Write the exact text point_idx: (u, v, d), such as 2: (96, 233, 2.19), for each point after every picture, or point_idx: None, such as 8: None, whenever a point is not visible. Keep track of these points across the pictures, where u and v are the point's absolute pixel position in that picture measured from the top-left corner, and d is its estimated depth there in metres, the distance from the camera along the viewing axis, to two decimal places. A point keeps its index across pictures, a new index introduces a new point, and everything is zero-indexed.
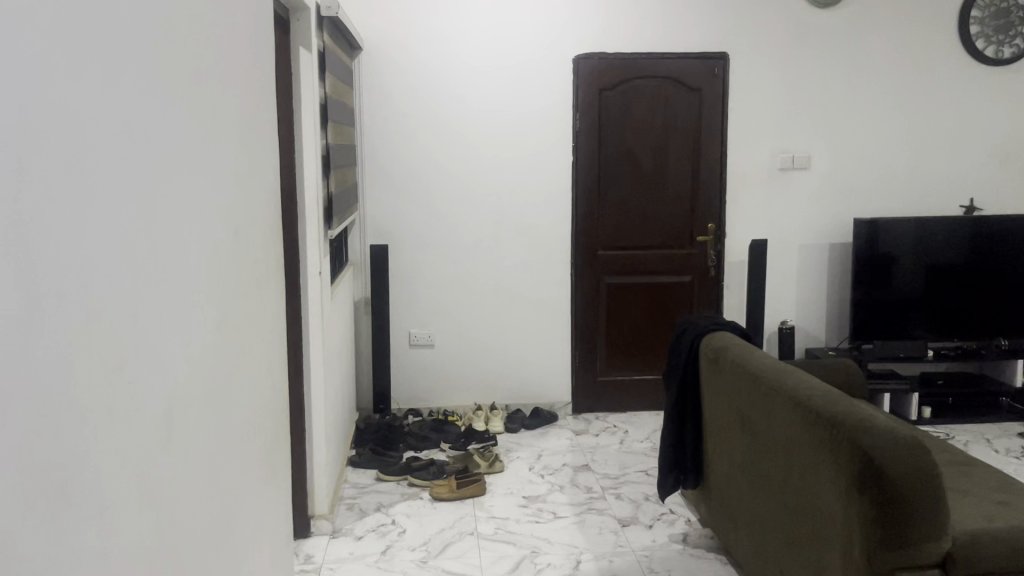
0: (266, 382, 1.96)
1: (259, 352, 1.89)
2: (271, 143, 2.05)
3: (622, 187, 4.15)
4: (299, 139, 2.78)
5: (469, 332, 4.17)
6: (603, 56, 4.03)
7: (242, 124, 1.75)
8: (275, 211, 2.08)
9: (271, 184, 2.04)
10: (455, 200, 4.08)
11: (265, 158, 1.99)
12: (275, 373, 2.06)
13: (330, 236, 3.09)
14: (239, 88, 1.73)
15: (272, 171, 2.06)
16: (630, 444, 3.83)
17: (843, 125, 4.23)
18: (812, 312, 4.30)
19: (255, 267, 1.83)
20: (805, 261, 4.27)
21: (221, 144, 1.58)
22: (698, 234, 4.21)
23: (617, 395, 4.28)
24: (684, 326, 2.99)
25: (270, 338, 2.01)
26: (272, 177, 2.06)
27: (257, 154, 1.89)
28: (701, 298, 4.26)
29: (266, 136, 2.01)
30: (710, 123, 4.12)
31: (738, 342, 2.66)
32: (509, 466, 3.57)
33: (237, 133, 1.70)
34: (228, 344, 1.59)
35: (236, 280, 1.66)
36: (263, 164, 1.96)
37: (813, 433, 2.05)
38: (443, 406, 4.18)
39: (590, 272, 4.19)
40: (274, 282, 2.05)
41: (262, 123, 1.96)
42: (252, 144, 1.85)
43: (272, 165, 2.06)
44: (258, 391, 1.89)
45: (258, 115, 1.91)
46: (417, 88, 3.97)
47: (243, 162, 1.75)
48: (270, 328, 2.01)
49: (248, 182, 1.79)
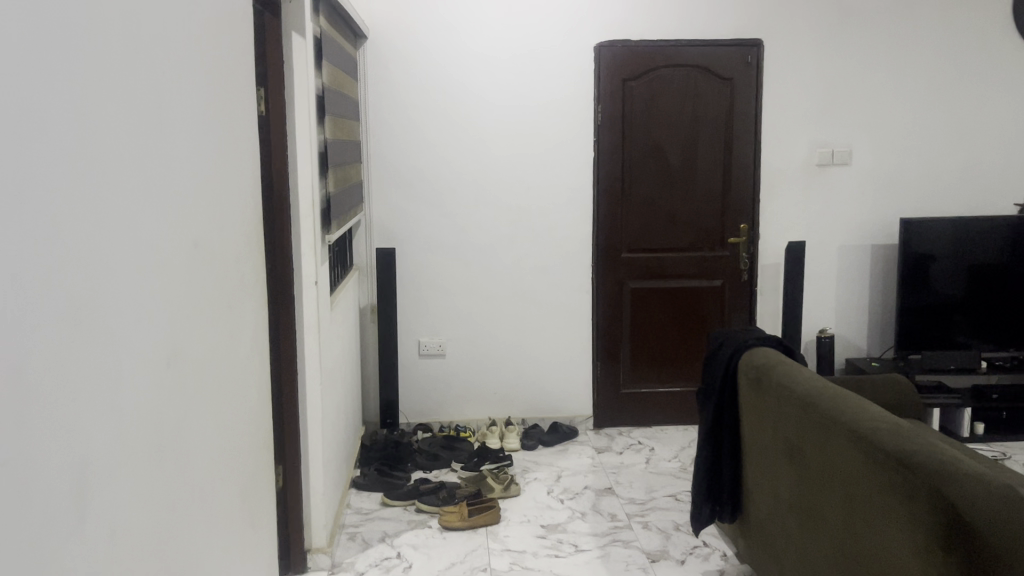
0: (242, 417, 1.69)
1: (233, 385, 1.61)
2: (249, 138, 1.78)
3: (648, 185, 3.85)
4: (293, 135, 2.50)
5: (482, 341, 3.89)
6: (627, 44, 3.73)
7: (209, 114, 1.47)
8: (255, 217, 1.81)
9: (250, 185, 1.76)
10: (468, 199, 3.79)
11: (242, 155, 1.71)
12: (254, 404, 1.79)
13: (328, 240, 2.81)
14: (206, 72, 1.45)
15: (251, 171, 1.78)
16: (657, 463, 3.53)
17: (887, 117, 3.90)
18: (853, 319, 3.98)
19: (225, 282, 1.55)
20: (845, 263, 3.95)
21: (180, 138, 1.30)
22: (729, 235, 3.90)
23: (641, 408, 3.98)
24: (720, 341, 2.69)
25: (248, 364, 1.74)
26: (251, 177, 1.78)
27: (229, 151, 1.61)
28: (733, 305, 3.95)
29: (244, 129, 1.73)
30: (742, 115, 3.82)
31: (784, 361, 2.36)
32: (526, 488, 3.30)
33: (201, 126, 1.42)
34: (188, 381, 1.31)
35: (198, 300, 1.38)
36: (239, 163, 1.68)
37: (884, 476, 1.75)
38: (455, 421, 3.91)
39: (613, 276, 3.90)
40: (253, 301, 1.78)
41: (237, 115, 1.68)
42: (224, 138, 1.58)
43: (251, 163, 1.78)
44: (233, 431, 1.61)
45: (232, 104, 1.64)
46: (426, 79, 3.69)
47: (210, 159, 1.47)
48: (248, 351, 1.74)
49: (216, 183, 1.51)
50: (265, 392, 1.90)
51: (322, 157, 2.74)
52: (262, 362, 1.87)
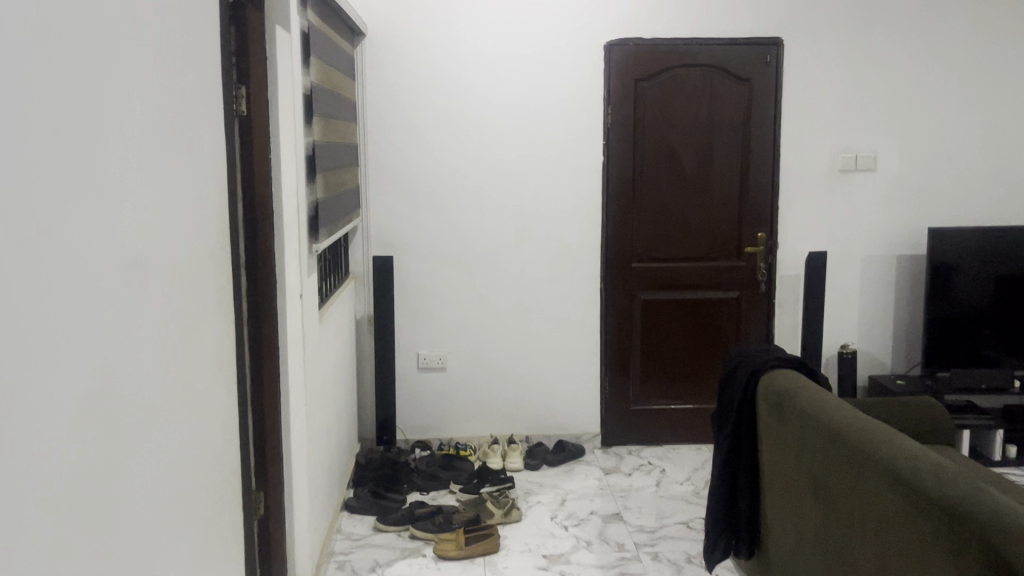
0: (197, 451, 1.51)
1: (185, 417, 1.43)
2: (203, 139, 1.59)
3: (660, 191, 3.65)
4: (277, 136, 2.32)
5: (484, 354, 3.70)
6: (639, 42, 3.53)
7: (149, 110, 1.29)
8: (212, 226, 1.62)
9: (204, 191, 1.58)
10: (471, 205, 3.60)
11: (193, 156, 1.52)
12: (213, 435, 1.60)
13: (315, 249, 2.59)
14: (144, 61, 1.26)
15: (206, 174, 1.60)
16: (668, 487, 3.33)
17: (914, 120, 3.69)
18: (877, 334, 3.77)
19: (172, 302, 1.37)
20: (869, 275, 3.74)
21: (101, 135, 1.11)
22: (746, 244, 3.69)
23: (651, 426, 3.78)
24: (737, 362, 2.48)
25: (205, 391, 1.56)
26: (206, 182, 1.60)
27: (178, 153, 1.43)
28: (750, 318, 3.75)
29: (196, 129, 1.54)
30: (760, 118, 3.61)
31: (808, 386, 2.16)
32: (528, 513, 3.10)
33: (138, 124, 1.24)
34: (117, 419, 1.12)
35: (133, 325, 1.19)
36: (191, 166, 1.49)
37: (925, 524, 1.54)
38: (456, 438, 3.72)
39: (623, 287, 3.70)
40: (208, 320, 1.60)
41: (187, 113, 1.50)
42: (171, 138, 1.39)
43: (205, 166, 1.60)
44: (185, 469, 1.43)
45: (181, 101, 1.45)
46: (426, 78, 3.51)
47: (150, 161, 1.29)
48: (204, 377, 1.56)
49: (159, 189, 1.33)
50: (228, 421, 1.71)
51: (311, 161, 2.55)
52: (223, 387, 1.69)
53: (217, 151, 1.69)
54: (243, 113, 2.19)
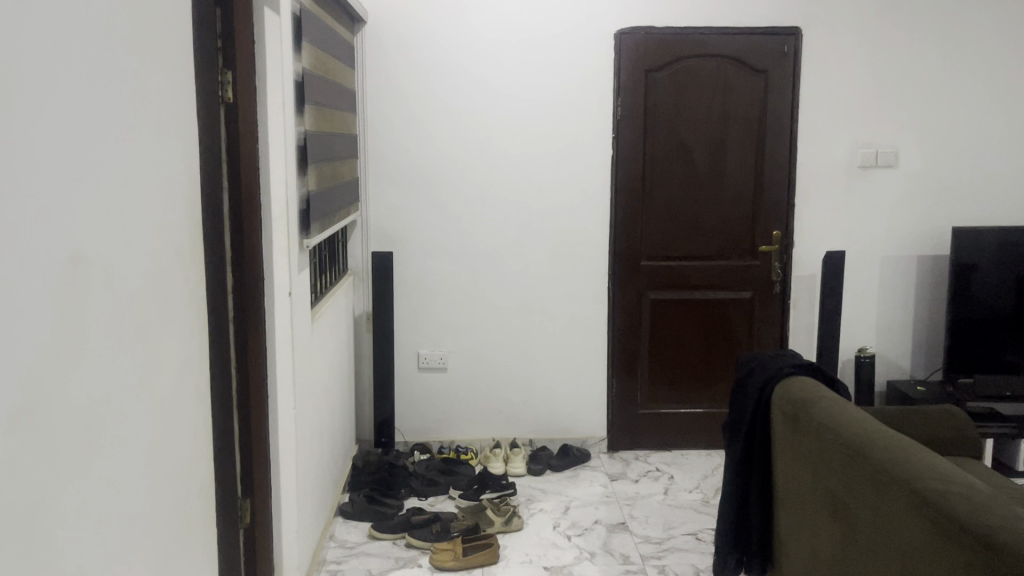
0: (152, 465, 1.38)
1: (133, 429, 1.30)
2: (162, 123, 1.46)
3: (671, 187, 3.51)
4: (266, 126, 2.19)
5: (486, 354, 3.57)
6: (650, 31, 3.39)
7: (89, 94, 1.16)
8: (175, 219, 1.50)
9: (164, 181, 1.45)
10: (474, 200, 3.48)
11: (149, 142, 1.39)
12: (174, 447, 1.48)
13: (307, 244, 2.47)
14: (79, 36, 1.14)
15: (165, 163, 1.47)
16: (676, 495, 3.20)
17: (937, 114, 3.53)
18: (896, 337, 3.62)
19: (118, 301, 1.24)
20: (888, 276, 3.59)
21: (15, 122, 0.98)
22: (760, 243, 3.55)
23: (659, 430, 3.65)
24: (750, 368, 2.34)
25: (163, 401, 1.43)
26: (166, 171, 1.47)
27: (128, 139, 1.30)
28: (763, 320, 3.60)
29: (152, 112, 1.41)
30: (777, 111, 3.47)
31: (827, 397, 2.02)
32: (530, 522, 2.98)
33: (70, 109, 1.11)
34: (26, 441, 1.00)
35: (57, 332, 1.07)
36: (145, 154, 1.37)
37: (956, 555, 1.41)
38: (457, 440, 3.60)
39: (631, 286, 3.56)
40: (169, 322, 1.47)
41: (142, 96, 1.37)
42: (120, 123, 1.26)
43: (165, 153, 1.47)
44: (133, 487, 1.30)
45: (133, 82, 1.33)
46: (429, 67, 3.38)
47: (90, 145, 1.16)
48: (163, 385, 1.43)
49: (102, 179, 1.20)
50: (193, 431, 1.59)
51: (303, 151, 2.43)
52: (187, 394, 1.56)
53: (181, 138, 1.57)
54: (229, 101, 2.05)
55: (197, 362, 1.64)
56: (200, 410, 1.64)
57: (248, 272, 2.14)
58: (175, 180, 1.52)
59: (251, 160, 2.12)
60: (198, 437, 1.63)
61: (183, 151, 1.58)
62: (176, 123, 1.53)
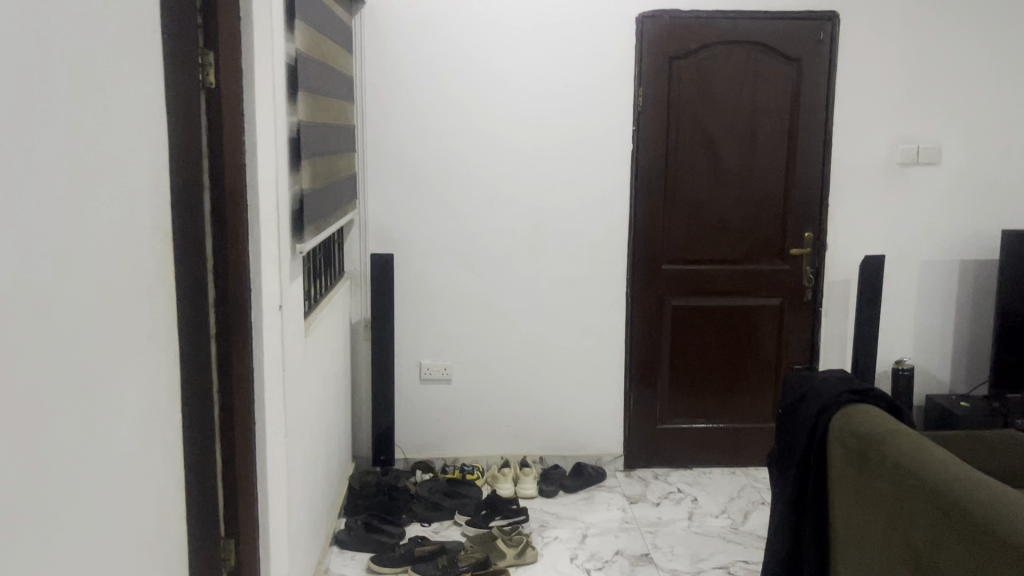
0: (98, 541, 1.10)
1: (70, 502, 1.02)
2: (116, 111, 1.18)
3: (696, 185, 3.24)
4: (256, 116, 1.91)
5: (494, 365, 3.30)
6: (675, 15, 3.11)
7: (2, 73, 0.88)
8: (132, 230, 1.21)
9: (118, 182, 1.17)
10: (480, 198, 3.20)
11: (97, 135, 1.11)
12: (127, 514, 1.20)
13: (301, 250, 2.17)
14: None
15: (121, 160, 1.19)
16: (702, 521, 2.94)
17: (982, 108, 3.27)
18: (935, 349, 3.36)
19: (46, 343, 0.96)
20: (928, 282, 3.33)
21: None
22: (791, 246, 3.29)
23: (680, 447, 3.39)
24: (801, 393, 2.08)
25: (112, 457, 1.15)
26: (121, 170, 1.18)
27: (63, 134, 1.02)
28: (792, 329, 3.34)
29: (103, 97, 1.13)
30: (810, 104, 3.20)
31: (899, 433, 1.77)
32: (544, 553, 2.71)
33: None
34: None
35: None
36: (90, 152, 1.09)
37: None
38: (462, 458, 3.33)
39: (651, 291, 3.29)
40: (123, 359, 1.19)
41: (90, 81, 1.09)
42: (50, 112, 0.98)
43: (121, 149, 1.18)
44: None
45: (74, 58, 1.04)
46: (434, 53, 3.10)
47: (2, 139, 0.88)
48: (113, 438, 1.15)
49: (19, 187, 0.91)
50: (152, 488, 1.31)
51: (295, 144, 2.13)
52: (146, 443, 1.28)
53: (142, 131, 1.28)
54: (211, 85, 1.77)
55: (161, 401, 1.36)
56: (163, 459, 1.36)
57: (231, 283, 1.86)
58: (134, 181, 1.24)
59: (236, 156, 1.84)
60: (159, 491, 1.35)
61: (143, 145, 1.29)
62: (137, 113, 1.25)
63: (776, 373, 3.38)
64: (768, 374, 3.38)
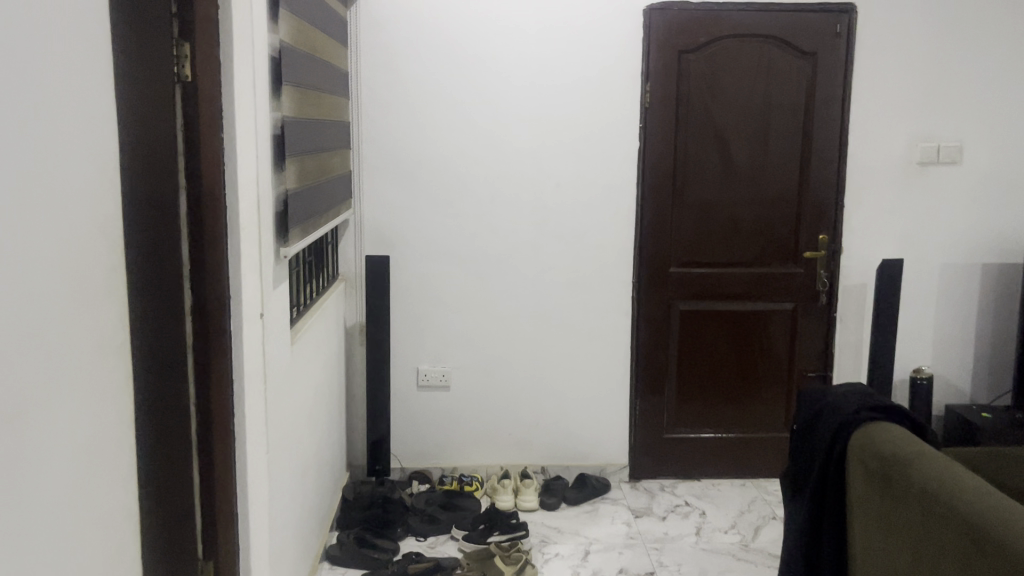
0: None
1: None
2: (50, 103, 1.05)
3: (705, 184, 3.10)
4: (237, 111, 1.78)
5: (494, 371, 3.17)
6: (685, 6, 2.97)
7: None
8: (67, 236, 1.09)
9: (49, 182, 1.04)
10: (481, 198, 3.07)
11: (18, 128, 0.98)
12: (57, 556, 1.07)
13: (285, 254, 2.04)
14: None
15: (56, 157, 1.06)
16: (710, 537, 2.81)
17: (1006, 104, 3.13)
18: (955, 356, 3.23)
19: None
20: (947, 287, 3.19)
21: None
22: (805, 249, 3.15)
23: (687, 457, 3.26)
24: (818, 408, 1.94)
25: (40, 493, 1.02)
26: (55, 170, 1.06)
27: None
28: (805, 335, 3.21)
29: (31, 87, 1.00)
30: (826, 100, 3.06)
31: (926, 455, 1.64)
32: (545, 570, 2.59)
33: None
34: None
35: None
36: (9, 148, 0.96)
37: None
38: (461, 467, 3.21)
39: (658, 295, 3.16)
40: (55, 382, 1.07)
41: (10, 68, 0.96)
42: None
43: (55, 144, 1.06)
44: None
45: None
46: (433, 47, 2.97)
47: None
48: (40, 474, 1.02)
49: None
50: (94, 524, 1.18)
51: (279, 141, 2.00)
52: (88, 473, 1.15)
53: (86, 126, 1.15)
54: (187, 79, 1.66)
55: (110, 426, 1.23)
56: (113, 490, 1.24)
57: (209, 291, 1.73)
58: (71, 183, 1.11)
59: (214, 155, 1.71)
60: (105, 526, 1.22)
61: (89, 141, 1.17)
62: (76, 105, 1.12)
63: (788, 381, 3.25)
64: (780, 381, 3.25)
